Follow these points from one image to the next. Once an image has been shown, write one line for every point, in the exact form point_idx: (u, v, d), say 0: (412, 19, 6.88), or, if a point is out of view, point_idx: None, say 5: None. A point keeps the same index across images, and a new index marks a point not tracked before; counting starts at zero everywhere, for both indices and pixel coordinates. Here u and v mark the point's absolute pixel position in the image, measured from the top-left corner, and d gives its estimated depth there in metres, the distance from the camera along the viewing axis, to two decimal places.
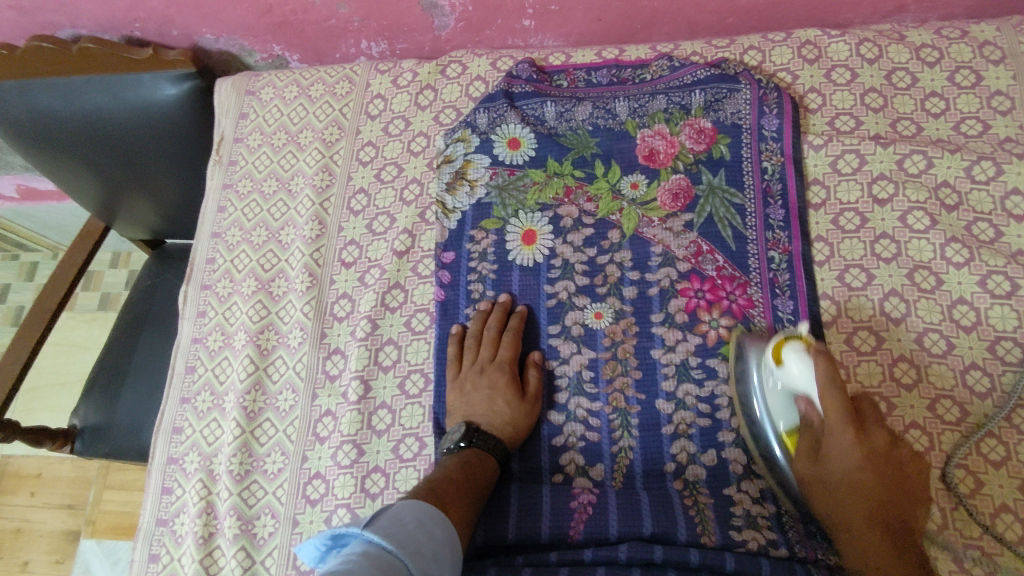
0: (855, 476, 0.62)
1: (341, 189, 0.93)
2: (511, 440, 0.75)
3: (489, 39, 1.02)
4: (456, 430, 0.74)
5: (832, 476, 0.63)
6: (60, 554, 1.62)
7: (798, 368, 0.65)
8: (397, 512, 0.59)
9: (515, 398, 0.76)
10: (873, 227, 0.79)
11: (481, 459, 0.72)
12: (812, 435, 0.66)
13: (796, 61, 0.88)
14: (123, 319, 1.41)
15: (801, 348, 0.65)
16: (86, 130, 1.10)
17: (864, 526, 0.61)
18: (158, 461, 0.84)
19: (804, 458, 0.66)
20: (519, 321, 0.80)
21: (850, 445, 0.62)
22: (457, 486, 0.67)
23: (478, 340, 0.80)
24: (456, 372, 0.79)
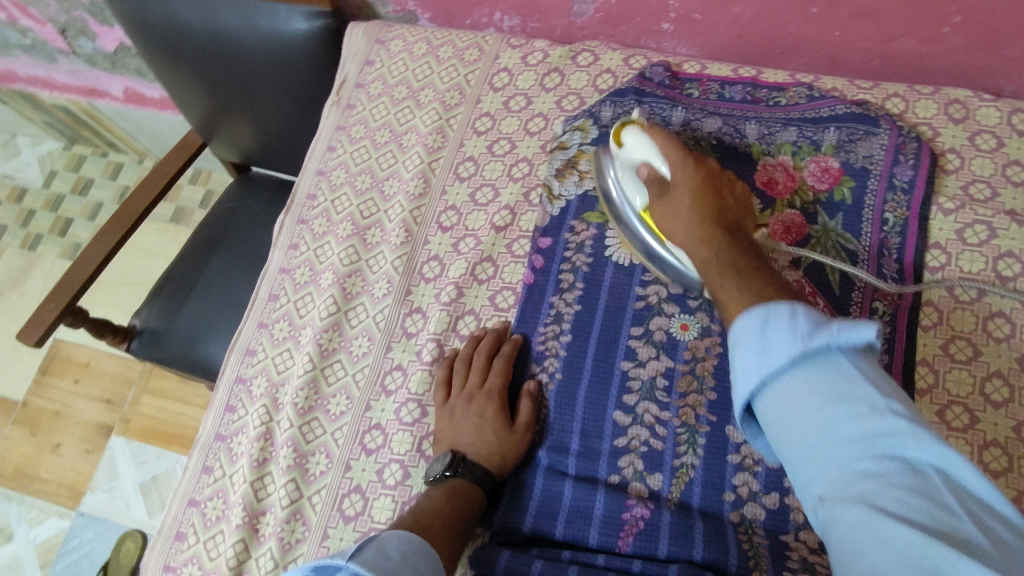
0: (699, 209, 0.64)
1: (451, 154, 0.93)
2: (498, 468, 0.74)
3: (623, 35, 1.01)
4: (441, 459, 0.74)
5: (693, 235, 0.63)
6: (91, 444, 1.68)
7: (635, 141, 0.74)
8: (382, 542, 0.57)
9: (502, 426, 0.75)
10: (989, 302, 0.76)
11: (468, 490, 0.72)
12: (659, 183, 0.70)
13: (940, 118, 0.85)
14: (200, 236, 1.45)
15: (637, 126, 0.75)
16: (212, 47, 1.12)
17: (735, 271, 0.57)
18: (227, 378, 0.87)
19: (657, 199, 0.70)
20: (512, 348, 0.79)
21: (688, 171, 0.68)
22: (443, 516, 0.68)
23: (468, 365, 0.79)
24: (445, 397, 0.78)
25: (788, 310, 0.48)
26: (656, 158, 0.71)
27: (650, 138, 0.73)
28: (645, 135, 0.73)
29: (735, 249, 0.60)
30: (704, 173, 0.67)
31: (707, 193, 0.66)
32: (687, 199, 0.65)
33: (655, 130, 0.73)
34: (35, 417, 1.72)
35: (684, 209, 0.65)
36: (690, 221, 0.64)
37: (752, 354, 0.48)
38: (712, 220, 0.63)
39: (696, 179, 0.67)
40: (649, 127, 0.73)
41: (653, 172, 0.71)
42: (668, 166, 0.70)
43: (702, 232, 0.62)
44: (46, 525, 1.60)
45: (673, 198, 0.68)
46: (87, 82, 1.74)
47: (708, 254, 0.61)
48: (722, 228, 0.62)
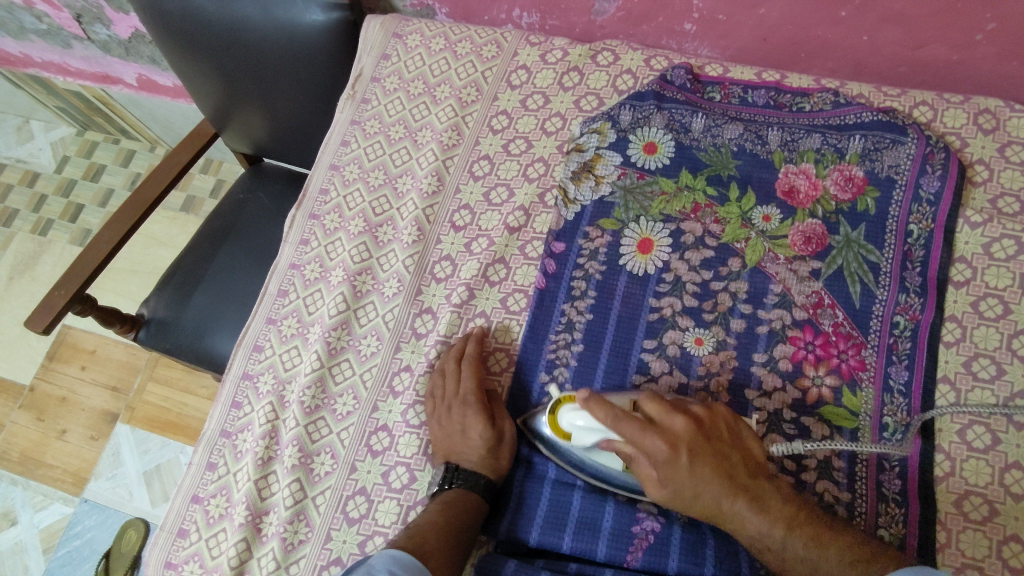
0: (715, 485, 0.65)
1: (466, 152, 0.92)
2: (490, 468, 0.73)
3: (644, 35, 0.99)
4: (438, 472, 0.74)
5: (730, 514, 0.65)
6: (96, 431, 1.68)
7: (585, 428, 0.68)
8: (370, 563, 0.60)
9: (484, 428, 0.74)
10: (1015, 320, 0.74)
11: (464, 499, 0.71)
12: (654, 429, 0.66)
13: (970, 128, 0.83)
14: (209, 226, 1.44)
15: (575, 403, 0.70)
16: (227, 37, 1.11)
17: (787, 524, 0.63)
18: (233, 373, 0.85)
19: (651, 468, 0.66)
20: (476, 348, 0.78)
21: (681, 427, 0.66)
22: (441, 528, 0.67)
23: (442, 374, 0.78)
24: (429, 408, 0.77)
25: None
26: (624, 442, 0.67)
27: (591, 415, 0.67)
28: (586, 415, 0.68)
29: (763, 510, 0.64)
30: (699, 429, 0.66)
31: (713, 466, 0.65)
32: (709, 477, 0.65)
33: (599, 400, 0.66)
34: (41, 402, 1.73)
35: (688, 481, 0.65)
36: (722, 495, 0.65)
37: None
38: (734, 488, 0.65)
39: (688, 441, 0.65)
40: (594, 402, 0.66)
41: (619, 447, 0.67)
42: (641, 452, 0.66)
43: (735, 494, 0.64)
44: (50, 510, 1.61)
45: (667, 449, 0.65)
46: (101, 68, 1.73)
47: (757, 522, 0.64)
48: (743, 492, 0.64)
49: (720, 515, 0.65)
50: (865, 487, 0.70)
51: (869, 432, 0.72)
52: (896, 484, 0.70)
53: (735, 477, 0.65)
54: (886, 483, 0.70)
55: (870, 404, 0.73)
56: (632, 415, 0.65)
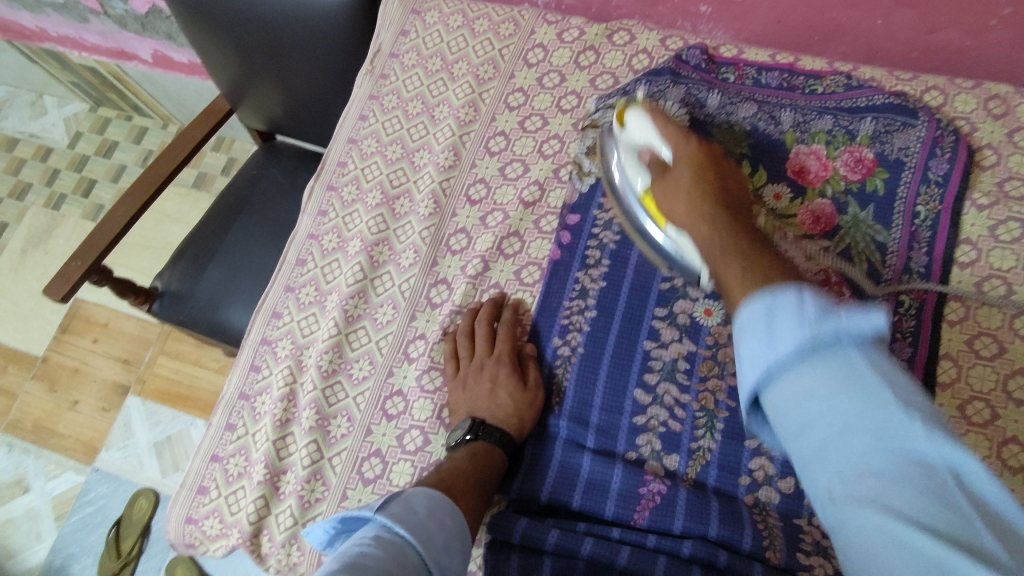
0: (701, 224, 0.62)
1: (483, 128, 0.93)
2: (518, 430, 0.75)
3: (659, 16, 1.00)
4: (462, 425, 0.75)
5: (699, 244, 0.62)
6: (108, 402, 1.70)
7: (635, 119, 0.75)
8: (408, 499, 0.59)
9: (516, 387, 0.76)
10: (1018, 301, 0.76)
11: (489, 452, 0.72)
12: (660, 167, 0.72)
13: (980, 113, 0.84)
14: (224, 201, 1.46)
15: (638, 107, 0.76)
16: (247, 12, 1.13)
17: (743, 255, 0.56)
18: (253, 339, 0.88)
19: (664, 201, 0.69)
20: (512, 315, 0.82)
21: (689, 149, 0.69)
22: (465, 477, 0.68)
23: (471, 337, 0.80)
24: (456, 370, 0.79)
25: (794, 295, 0.45)
26: (657, 138, 0.72)
27: (648, 117, 0.73)
28: (648, 116, 0.74)
29: (733, 236, 0.59)
30: (705, 152, 0.69)
31: (707, 179, 0.66)
32: (697, 182, 0.66)
33: (656, 112, 0.74)
34: (54, 373, 1.76)
35: (684, 213, 0.65)
36: (691, 199, 0.65)
37: (758, 342, 0.46)
38: (703, 180, 0.66)
39: (698, 156, 0.68)
40: (650, 108, 0.75)
41: (655, 153, 0.73)
42: (668, 142, 0.71)
43: (697, 211, 0.63)
44: (63, 478, 1.64)
45: (672, 179, 0.69)
46: (117, 44, 1.74)
47: (706, 237, 0.61)
48: (725, 227, 0.60)
49: (704, 258, 0.62)
50: None
51: None
52: None
53: (728, 212, 0.63)
54: None
55: None
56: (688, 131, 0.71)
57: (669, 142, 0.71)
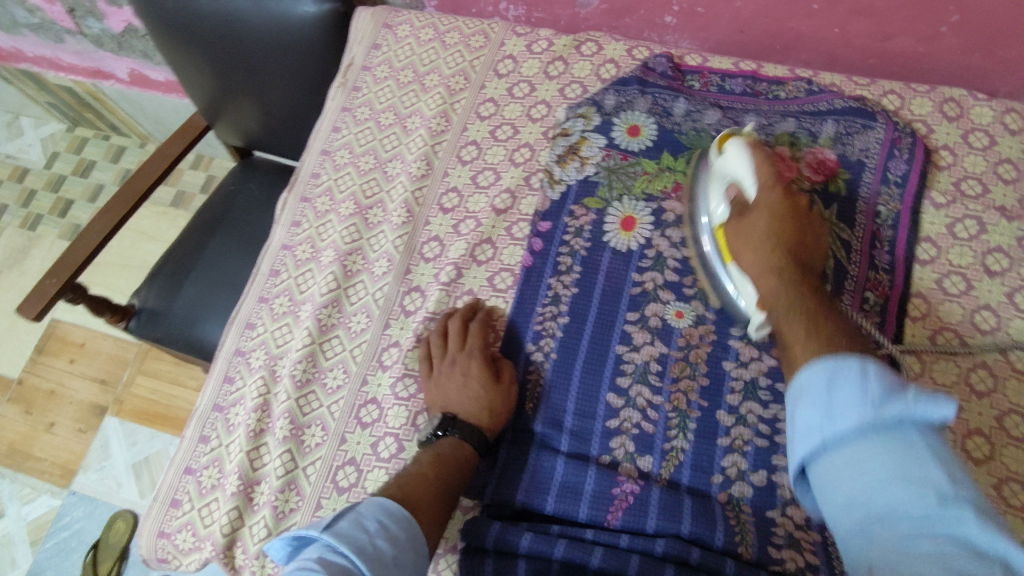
0: (772, 262, 0.69)
1: (454, 138, 0.94)
2: (489, 424, 0.75)
3: (626, 27, 1.03)
4: (434, 421, 0.76)
5: (772, 287, 0.68)
6: (84, 424, 1.68)
7: (733, 154, 0.76)
8: (360, 512, 0.61)
9: (486, 383, 0.76)
10: (977, 296, 0.78)
11: (457, 448, 0.73)
12: (741, 208, 0.75)
13: (935, 116, 0.87)
14: (201, 218, 1.46)
15: (742, 140, 0.77)
16: (221, 30, 1.14)
17: (807, 333, 0.61)
18: (226, 350, 0.87)
19: (734, 220, 0.75)
20: (484, 313, 0.82)
21: (775, 198, 0.72)
22: (429, 481, 0.69)
23: (444, 334, 0.81)
24: (429, 366, 0.80)
25: (857, 365, 0.51)
26: (748, 178, 0.74)
27: (745, 152, 0.75)
28: (745, 151, 0.75)
29: (810, 325, 0.62)
30: (788, 202, 0.72)
31: (787, 221, 0.71)
32: (766, 247, 0.70)
33: (755, 147, 0.76)
34: (29, 396, 1.73)
35: (768, 277, 0.69)
36: (765, 260, 0.70)
37: (817, 412, 0.52)
38: (786, 269, 0.68)
39: (775, 207, 0.72)
40: (751, 144, 0.76)
41: (740, 192, 0.76)
42: (755, 186, 0.74)
43: (770, 278, 0.69)
44: (37, 503, 1.60)
45: (749, 219, 0.73)
46: (93, 63, 1.75)
47: (775, 265, 0.69)
48: (816, 325, 0.62)
49: (738, 254, 0.73)
50: None
51: None
52: None
53: (791, 281, 0.67)
54: None
55: None
56: (776, 188, 0.73)
57: (757, 184, 0.74)
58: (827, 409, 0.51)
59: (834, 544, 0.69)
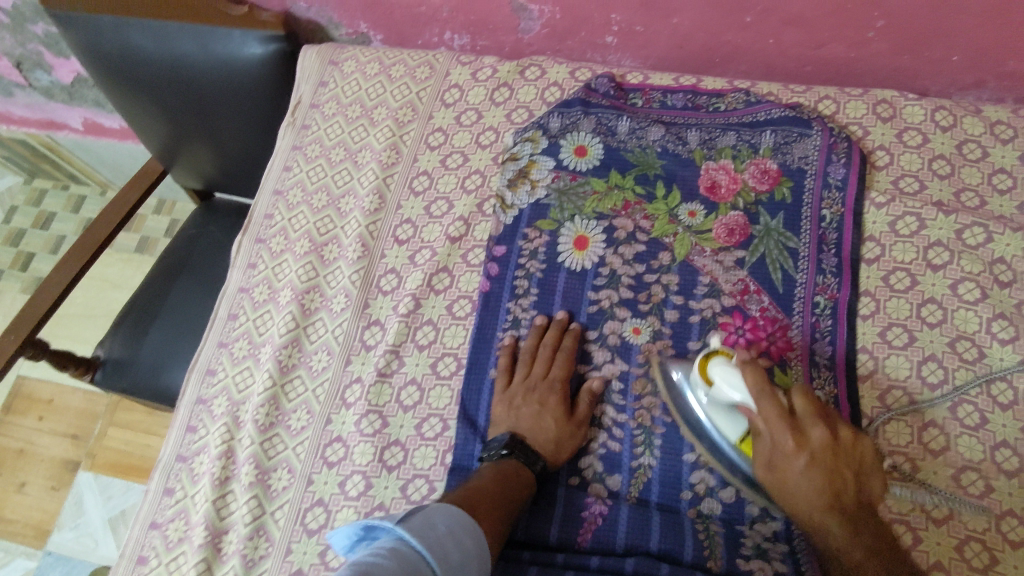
0: (819, 501, 0.62)
1: (405, 169, 0.95)
2: (553, 456, 0.74)
3: (569, 49, 1.05)
4: (498, 439, 0.75)
5: (806, 513, 0.63)
6: (57, 481, 1.64)
7: (722, 381, 0.67)
8: (431, 513, 0.61)
9: (562, 416, 0.76)
10: (922, 290, 0.80)
11: (518, 472, 0.72)
12: (766, 453, 0.65)
13: (869, 117, 0.89)
14: (163, 263, 1.44)
15: (726, 362, 0.68)
16: (170, 75, 1.14)
17: (849, 537, 0.61)
18: (187, 399, 0.86)
19: (762, 467, 0.65)
20: (573, 342, 0.80)
21: (824, 435, 0.63)
22: (492, 498, 0.68)
23: (532, 357, 0.80)
24: (506, 385, 0.79)
25: None
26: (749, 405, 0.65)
27: (740, 379, 0.66)
28: (733, 370, 0.66)
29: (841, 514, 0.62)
30: (835, 439, 0.63)
31: (823, 477, 0.62)
32: (815, 487, 0.62)
33: (749, 367, 0.66)
34: None
35: (809, 493, 0.62)
36: (810, 478, 0.62)
37: None
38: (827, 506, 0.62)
39: (806, 458, 0.62)
40: (739, 362, 0.67)
41: (748, 412, 0.66)
42: (755, 408, 0.65)
43: (820, 506, 0.62)
44: (11, 566, 1.56)
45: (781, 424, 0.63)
46: (45, 115, 1.73)
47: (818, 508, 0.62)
48: (844, 519, 0.62)
49: (771, 427, 0.64)
50: None
51: None
52: None
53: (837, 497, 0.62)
54: None
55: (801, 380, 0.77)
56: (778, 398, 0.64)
57: (752, 404, 0.65)
58: None
59: (803, 552, 0.69)
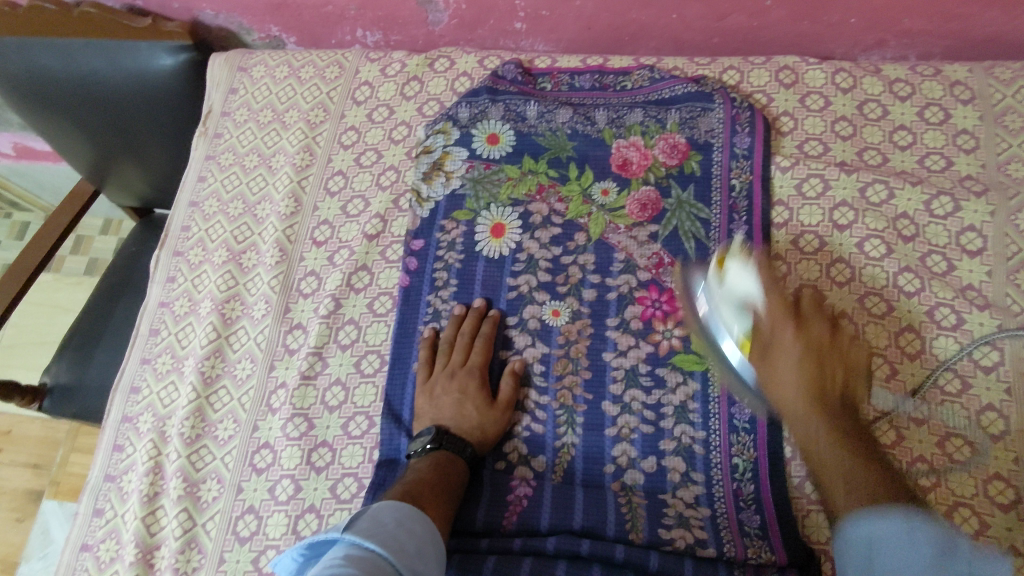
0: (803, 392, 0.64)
1: (320, 170, 0.95)
2: (480, 442, 0.76)
3: (480, 38, 1.04)
4: (425, 434, 0.75)
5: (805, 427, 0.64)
6: (21, 512, 1.61)
7: (739, 273, 0.70)
8: (375, 512, 0.61)
9: (484, 402, 0.77)
10: (831, 251, 0.81)
11: (452, 460, 0.73)
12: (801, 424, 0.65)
13: (773, 84, 0.90)
14: (102, 283, 1.41)
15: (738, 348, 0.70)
16: (82, 93, 1.12)
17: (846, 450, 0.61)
18: (112, 419, 0.86)
19: (756, 360, 0.68)
20: (491, 327, 0.81)
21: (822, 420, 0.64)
22: (432, 487, 0.69)
23: (451, 346, 0.81)
24: (428, 375, 0.80)
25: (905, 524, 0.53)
26: (757, 297, 0.69)
27: (749, 269, 0.70)
28: (748, 265, 0.71)
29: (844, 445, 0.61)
30: (811, 340, 0.66)
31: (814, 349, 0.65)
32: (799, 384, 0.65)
33: (762, 265, 0.71)
34: None
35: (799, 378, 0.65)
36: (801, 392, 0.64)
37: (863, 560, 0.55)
38: (816, 397, 0.64)
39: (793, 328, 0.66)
40: (757, 262, 0.71)
41: (756, 310, 0.69)
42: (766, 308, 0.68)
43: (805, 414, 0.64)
44: None
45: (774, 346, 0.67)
46: None
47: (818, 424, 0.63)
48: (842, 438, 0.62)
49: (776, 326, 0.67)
50: (718, 423, 0.74)
51: (717, 369, 0.77)
52: (746, 413, 0.74)
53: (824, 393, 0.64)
54: (736, 414, 0.74)
55: None
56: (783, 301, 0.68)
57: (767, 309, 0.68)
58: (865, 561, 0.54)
59: (722, 516, 0.71)
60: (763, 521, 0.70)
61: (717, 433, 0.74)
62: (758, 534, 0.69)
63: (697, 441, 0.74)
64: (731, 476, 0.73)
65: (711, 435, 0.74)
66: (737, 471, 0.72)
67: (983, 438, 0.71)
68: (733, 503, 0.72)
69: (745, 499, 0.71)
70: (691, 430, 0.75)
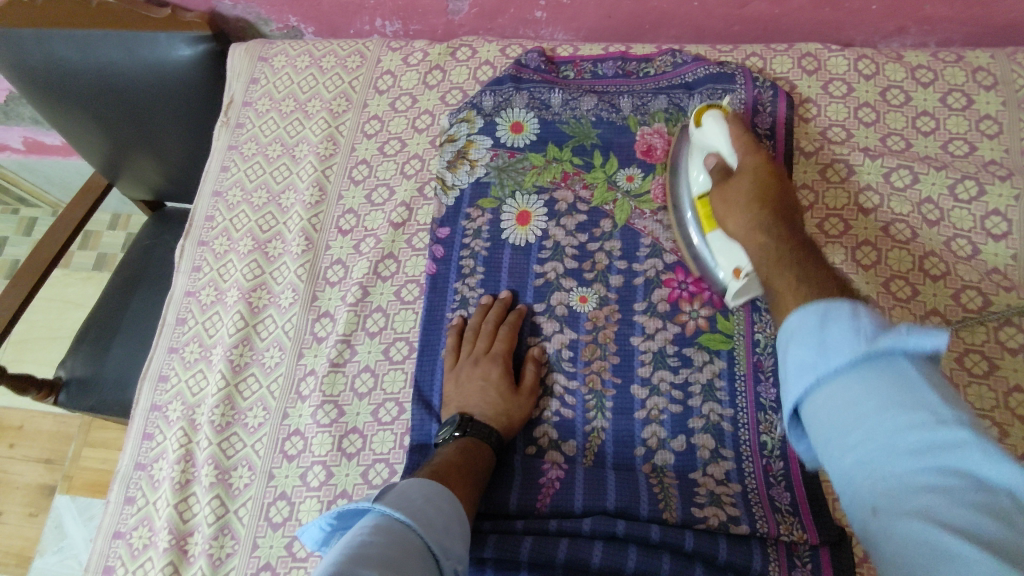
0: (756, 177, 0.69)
1: (344, 159, 0.95)
2: (506, 430, 0.76)
3: (500, 28, 1.04)
4: (450, 421, 0.75)
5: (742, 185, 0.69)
6: (35, 507, 1.60)
7: (712, 126, 0.75)
8: (404, 488, 0.61)
9: (509, 390, 0.77)
10: (856, 234, 0.82)
11: (478, 445, 0.73)
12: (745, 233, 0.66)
13: (796, 71, 0.91)
14: (118, 277, 1.41)
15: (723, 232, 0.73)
16: (99, 85, 1.11)
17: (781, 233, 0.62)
18: (141, 407, 0.86)
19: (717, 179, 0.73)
20: (516, 317, 0.81)
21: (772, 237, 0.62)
22: (458, 468, 0.69)
23: (476, 333, 0.81)
24: (453, 362, 0.80)
25: (848, 307, 0.42)
26: (725, 146, 0.73)
27: (718, 128, 0.74)
28: (721, 121, 0.74)
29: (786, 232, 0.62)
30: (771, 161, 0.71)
31: (766, 179, 0.69)
32: (750, 204, 0.67)
33: (734, 121, 0.74)
34: None
35: (746, 181, 0.69)
36: (750, 216, 0.66)
37: (809, 349, 0.42)
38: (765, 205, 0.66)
39: (759, 164, 0.70)
40: (731, 117, 0.75)
41: (721, 160, 0.74)
42: (733, 153, 0.73)
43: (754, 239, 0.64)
44: None
45: (731, 180, 0.71)
46: None
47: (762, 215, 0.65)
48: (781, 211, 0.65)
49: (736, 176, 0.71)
50: (745, 402, 0.75)
51: (744, 349, 0.77)
52: (772, 393, 0.75)
53: (774, 195, 0.67)
54: (763, 394, 0.75)
55: (742, 326, 0.78)
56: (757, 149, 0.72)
57: (734, 150, 0.73)
58: (823, 350, 0.41)
59: (753, 492, 0.71)
60: (794, 499, 0.70)
61: (744, 411, 0.75)
62: (789, 512, 0.70)
63: (725, 419, 0.75)
64: (760, 453, 0.73)
65: (739, 413, 0.75)
66: (766, 449, 0.73)
67: (1011, 419, 0.72)
68: (763, 480, 0.72)
69: (776, 477, 0.72)
70: (719, 408, 0.75)
